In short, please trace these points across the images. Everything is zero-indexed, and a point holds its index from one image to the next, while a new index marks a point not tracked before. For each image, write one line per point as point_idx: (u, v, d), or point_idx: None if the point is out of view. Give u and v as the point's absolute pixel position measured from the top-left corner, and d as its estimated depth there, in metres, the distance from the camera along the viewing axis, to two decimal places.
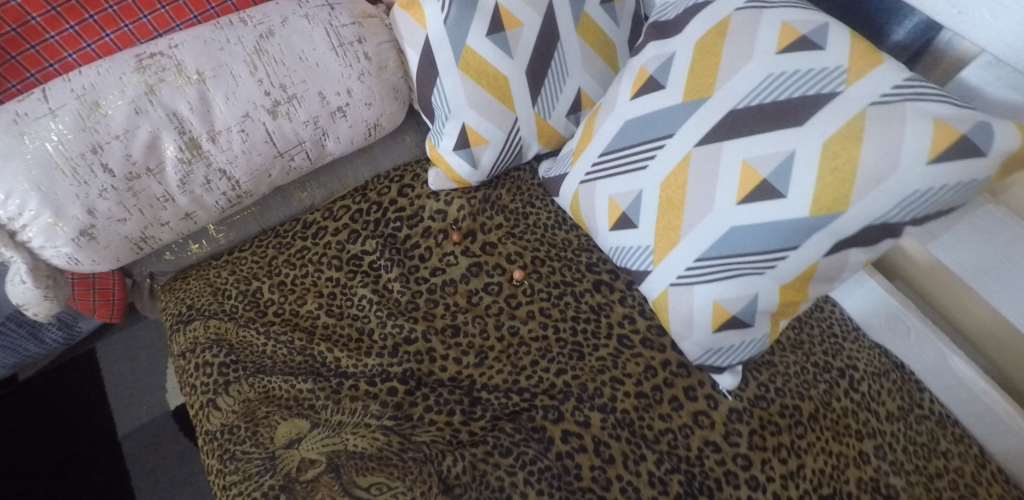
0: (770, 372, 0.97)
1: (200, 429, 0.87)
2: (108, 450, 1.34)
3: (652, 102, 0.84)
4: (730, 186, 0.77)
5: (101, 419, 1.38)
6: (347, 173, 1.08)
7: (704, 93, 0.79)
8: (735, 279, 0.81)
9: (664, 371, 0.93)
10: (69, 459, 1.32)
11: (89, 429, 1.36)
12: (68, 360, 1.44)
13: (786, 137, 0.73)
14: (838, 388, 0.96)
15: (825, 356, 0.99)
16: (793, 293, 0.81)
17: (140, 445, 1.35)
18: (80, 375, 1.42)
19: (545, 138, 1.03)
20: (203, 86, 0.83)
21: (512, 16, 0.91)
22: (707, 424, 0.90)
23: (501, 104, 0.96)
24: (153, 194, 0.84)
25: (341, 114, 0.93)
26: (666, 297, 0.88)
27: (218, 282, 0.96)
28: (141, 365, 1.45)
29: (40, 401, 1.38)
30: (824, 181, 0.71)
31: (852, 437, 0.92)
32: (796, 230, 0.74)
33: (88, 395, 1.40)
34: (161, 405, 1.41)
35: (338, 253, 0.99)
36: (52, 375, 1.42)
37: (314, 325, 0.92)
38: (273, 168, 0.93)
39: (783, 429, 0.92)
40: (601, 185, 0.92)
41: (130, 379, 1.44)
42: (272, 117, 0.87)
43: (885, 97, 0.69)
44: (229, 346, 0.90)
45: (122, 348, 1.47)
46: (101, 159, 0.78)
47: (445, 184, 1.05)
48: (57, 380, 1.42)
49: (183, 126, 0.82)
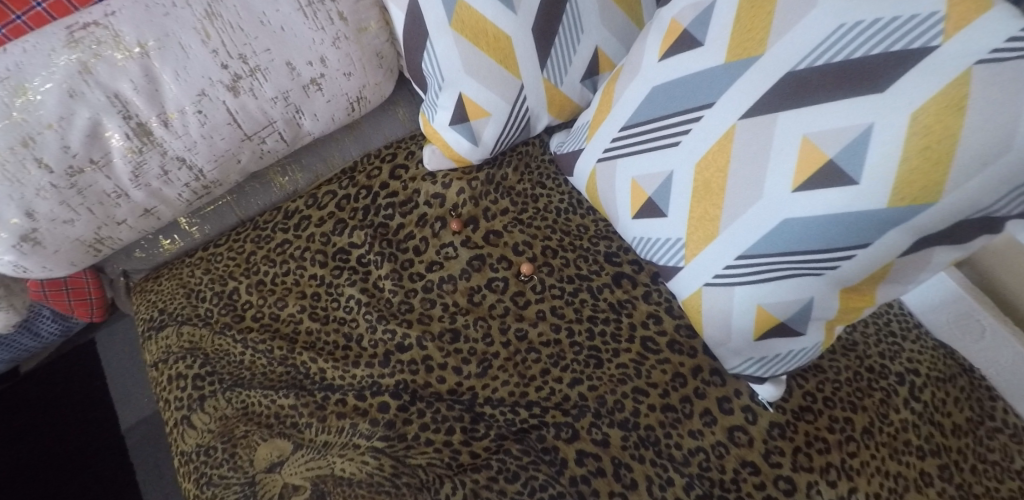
0: (818, 379, 0.84)
1: (176, 450, 0.78)
2: (111, 443, 1.29)
3: (685, 64, 0.68)
4: (784, 170, 0.61)
5: (104, 410, 1.33)
6: (332, 153, 0.96)
7: (752, 51, 0.63)
8: (785, 281, 0.67)
9: (694, 380, 0.81)
10: (72, 454, 1.28)
11: (92, 423, 1.31)
12: (68, 351, 1.39)
13: (860, 107, 0.56)
14: (896, 397, 0.83)
15: (880, 359, 0.86)
16: (857, 298, 0.67)
17: (144, 438, 1.31)
18: (80, 368, 1.37)
19: (556, 108, 0.88)
20: (147, 60, 0.69)
21: None
22: (744, 441, 0.78)
23: (504, 69, 0.81)
24: (102, 190, 0.73)
25: (316, 88, 0.80)
26: (699, 298, 0.75)
27: (192, 283, 0.87)
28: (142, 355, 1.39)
29: (40, 395, 1.33)
30: (910, 163, 0.55)
31: (913, 456, 0.79)
32: (867, 224, 0.59)
33: (89, 389, 1.35)
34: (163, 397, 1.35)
35: (323, 246, 0.88)
36: (52, 367, 1.37)
37: (297, 331, 0.82)
38: (242, 152, 0.81)
39: (832, 446, 0.79)
40: (622, 165, 0.77)
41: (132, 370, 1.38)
42: (233, 95, 0.75)
43: (998, 53, 0.51)
44: (204, 356, 0.81)
45: (122, 339, 1.41)
46: (34, 152, 0.67)
47: (443, 163, 0.92)
48: (57, 373, 1.36)
49: (128, 109, 0.70)
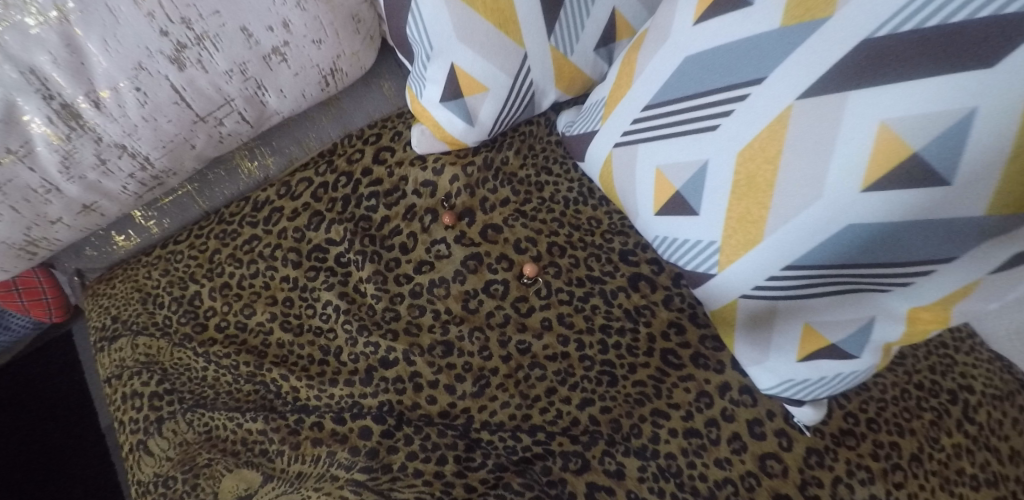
0: (861, 397, 0.74)
1: (132, 478, 0.69)
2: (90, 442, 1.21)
3: (726, 29, 0.55)
4: (851, 164, 0.49)
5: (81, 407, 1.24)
6: (308, 134, 0.84)
7: (815, 14, 0.50)
8: (843, 296, 0.57)
9: (721, 400, 0.70)
10: (51, 450, 1.20)
11: (71, 418, 1.23)
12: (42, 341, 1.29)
13: (960, 86, 0.43)
14: (949, 418, 0.73)
15: (931, 374, 0.75)
16: (928, 320, 0.55)
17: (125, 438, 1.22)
18: (57, 360, 1.27)
19: (565, 82, 0.75)
20: (68, 27, 0.55)
21: None
22: (778, 471, 0.68)
23: (504, 34, 0.68)
24: (26, 185, 0.61)
25: (279, 58, 0.67)
26: (733, 310, 0.64)
27: (150, 286, 0.77)
28: None
29: (15, 387, 1.24)
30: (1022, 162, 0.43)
31: (967, 487, 0.70)
32: (954, 233, 0.48)
33: (67, 382, 1.26)
34: None
35: (297, 243, 0.76)
36: (26, 358, 1.27)
37: (266, 344, 0.72)
38: (195, 136, 0.69)
39: (877, 476, 0.69)
40: (644, 151, 0.64)
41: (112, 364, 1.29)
42: (177, 68, 0.62)
43: None
44: (162, 372, 0.71)
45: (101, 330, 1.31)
46: None
47: (434, 146, 0.79)
48: (32, 365, 1.26)
49: (48, 88, 0.57)
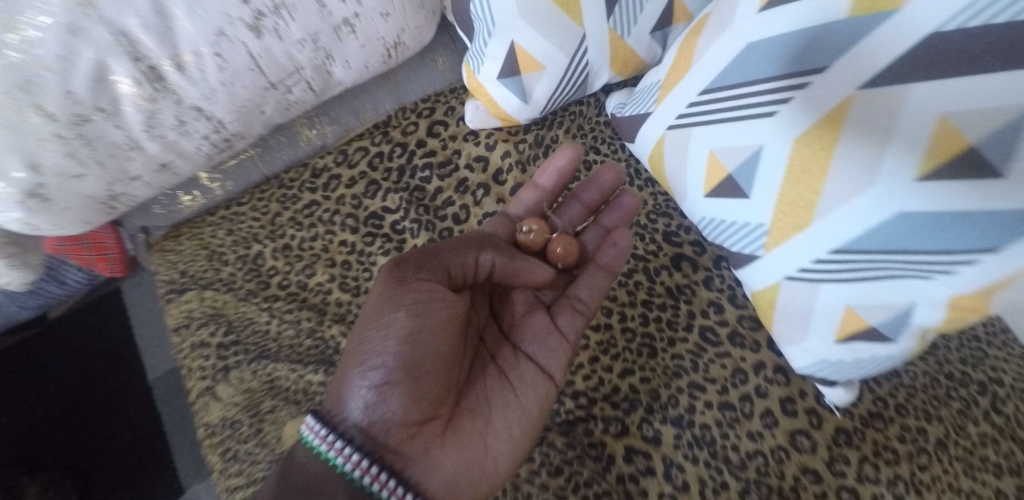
0: (890, 384, 0.76)
1: (199, 422, 0.73)
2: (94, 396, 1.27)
3: (795, 18, 0.57)
4: (907, 154, 0.51)
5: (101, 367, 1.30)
6: (364, 105, 0.86)
7: (887, 5, 0.52)
8: (888, 282, 0.58)
9: (756, 377, 0.73)
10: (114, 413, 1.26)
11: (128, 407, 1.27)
12: (98, 336, 1.33)
13: (1017, 85, 0.46)
14: (976, 408, 0.75)
15: (960, 365, 0.78)
16: (971, 307, 0.56)
17: (179, 417, 1.26)
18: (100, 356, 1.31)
19: (618, 63, 0.78)
20: None
21: (531, 59, 0.73)
22: (807, 447, 0.71)
23: (564, 14, 0.71)
24: (113, 142, 0.65)
25: (349, 29, 0.71)
26: (774, 291, 0.67)
27: (215, 244, 0.81)
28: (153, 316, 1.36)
29: (78, 363, 1.30)
30: None
31: (989, 473, 0.71)
32: (1007, 224, 0.49)
33: (111, 384, 1.28)
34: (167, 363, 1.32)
35: (354, 210, 0.80)
36: (77, 344, 1.32)
37: (326, 302, 0.76)
38: (266, 102, 0.72)
39: (901, 457, 0.71)
40: (699, 133, 0.67)
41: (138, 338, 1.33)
42: (255, 36, 0.65)
43: None
44: (228, 324, 0.76)
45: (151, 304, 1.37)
46: (36, 98, 0.58)
47: (487, 121, 0.82)
48: (82, 359, 1.30)
49: (137, 50, 0.60)
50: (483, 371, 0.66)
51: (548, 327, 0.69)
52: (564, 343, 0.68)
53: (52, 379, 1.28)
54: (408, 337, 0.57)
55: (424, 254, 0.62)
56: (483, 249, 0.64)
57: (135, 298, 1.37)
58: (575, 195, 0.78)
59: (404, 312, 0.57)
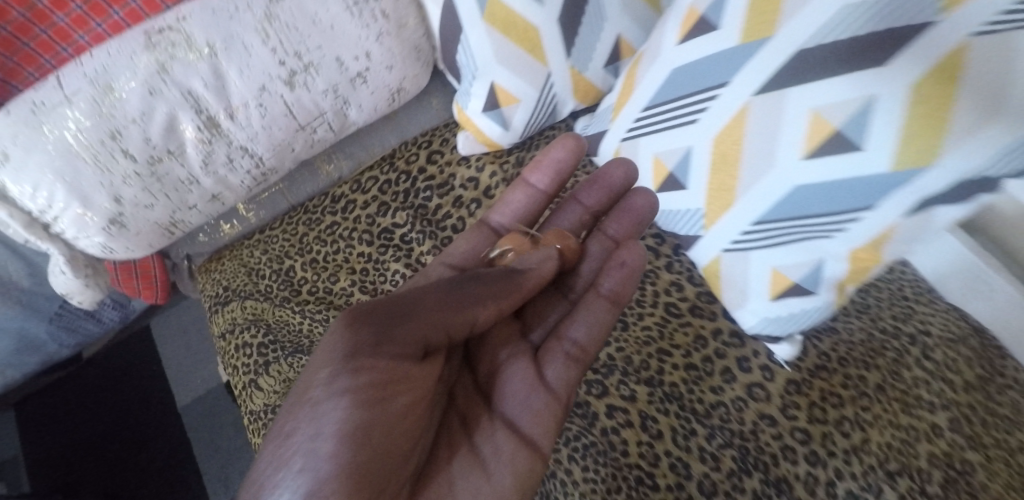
0: (831, 340, 0.90)
1: (246, 410, 0.86)
2: (129, 423, 1.39)
3: (704, 46, 0.74)
4: (794, 140, 0.67)
5: (134, 397, 1.42)
6: (373, 141, 1.03)
7: (765, 32, 0.68)
8: (798, 243, 0.73)
9: (714, 342, 0.87)
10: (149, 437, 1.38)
11: (162, 431, 1.38)
12: (131, 369, 1.46)
13: (862, 81, 0.62)
14: (909, 356, 0.88)
15: (893, 321, 0.92)
16: (866, 258, 0.71)
17: (209, 439, 1.37)
18: (132, 388, 1.43)
19: (581, 93, 0.95)
20: (215, 60, 0.77)
21: (508, 94, 0.91)
22: (762, 396, 0.84)
23: (531, 57, 0.88)
24: (177, 177, 0.82)
25: (361, 80, 0.88)
26: (717, 263, 0.82)
27: (253, 263, 0.97)
28: (183, 347, 1.49)
29: (112, 395, 1.42)
30: (912, 130, 0.60)
31: (923, 409, 0.84)
32: (872, 187, 0.65)
33: (144, 411, 1.40)
34: (197, 388, 1.44)
35: (369, 227, 0.95)
36: (112, 377, 1.45)
37: (348, 302, 0.90)
38: (296, 141, 0.89)
39: (845, 401, 0.84)
40: (645, 142, 0.84)
41: (169, 368, 1.46)
42: (289, 89, 0.83)
43: (994, 25, 0.55)
44: (266, 326, 0.89)
45: (181, 338, 1.50)
46: (121, 144, 0.76)
47: (476, 147, 0.98)
48: (117, 391, 1.43)
49: (199, 104, 0.78)
50: (452, 449, 0.61)
51: (533, 383, 0.65)
52: (548, 395, 0.66)
53: (90, 412, 1.40)
54: (364, 404, 0.52)
55: (390, 311, 0.56)
56: (463, 319, 0.59)
57: (164, 333, 1.51)
58: (577, 197, 0.85)
59: (350, 400, 0.51)
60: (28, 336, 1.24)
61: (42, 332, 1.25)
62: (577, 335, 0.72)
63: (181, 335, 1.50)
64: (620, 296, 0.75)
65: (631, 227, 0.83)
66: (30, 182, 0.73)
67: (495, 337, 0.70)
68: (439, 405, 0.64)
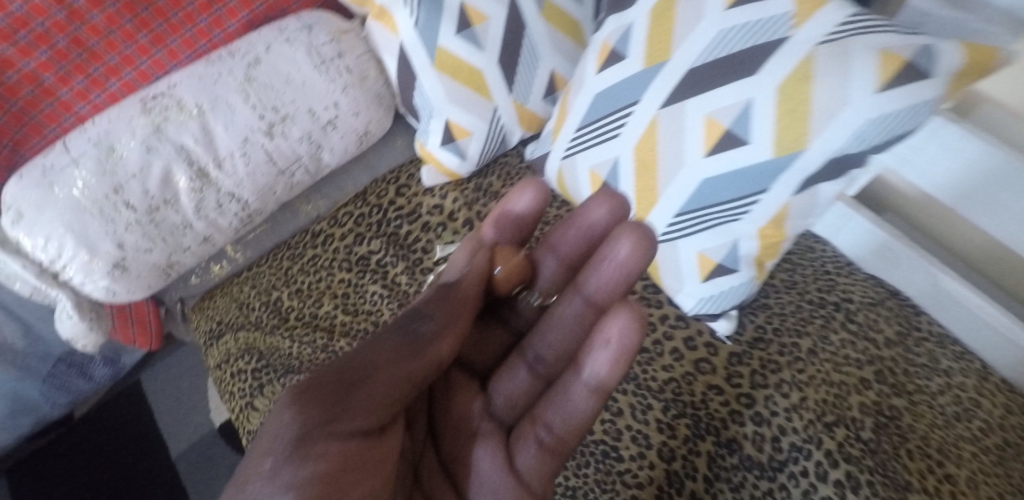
0: (766, 314, 1.02)
1: (244, 431, 0.94)
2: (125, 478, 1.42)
3: (616, 73, 0.88)
4: (695, 142, 0.81)
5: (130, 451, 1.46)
6: (347, 181, 1.15)
7: (662, 57, 0.83)
8: (714, 229, 0.86)
9: (663, 326, 0.99)
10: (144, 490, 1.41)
11: (157, 482, 1.42)
12: (124, 424, 1.50)
13: (740, 88, 0.76)
14: (835, 321, 1.00)
15: (819, 292, 1.04)
16: (771, 234, 0.84)
17: (205, 484, 1.41)
18: (127, 442, 1.47)
19: (527, 122, 1.09)
20: (204, 118, 0.91)
21: (462, 128, 1.04)
22: (709, 369, 0.95)
23: (477, 95, 1.02)
24: (173, 223, 0.92)
25: (332, 127, 1.01)
26: (653, 256, 0.94)
27: (242, 297, 1.06)
28: (174, 398, 1.54)
29: (108, 451, 1.46)
30: (783, 123, 0.74)
31: (852, 366, 0.95)
32: (762, 173, 0.78)
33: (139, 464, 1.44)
34: (190, 436, 1.48)
35: (347, 256, 1.06)
36: (106, 433, 1.48)
37: (333, 323, 1.00)
38: (277, 185, 1.00)
39: (783, 366, 0.95)
40: (580, 158, 0.96)
41: (161, 419, 1.51)
42: (269, 138, 0.95)
43: (832, 35, 0.72)
44: (258, 353, 0.98)
45: (172, 389, 1.55)
46: (123, 197, 0.86)
47: (439, 178, 1.11)
48: (112, 446, 1.47)
49: (191, 158, 0.90)
50: None
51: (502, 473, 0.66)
52: (519, 488, 0.66)
53: (86, 470, 1.44)
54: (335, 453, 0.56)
55: (341, 381, 0.59)
56: (422, 359, 0.62)
57: (155, 385, 1.56)
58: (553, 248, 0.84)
59: (310, 472, 0.54)
60: (22, 397, 1.29)
61: (34, 393, 1.29)
62: (552, 421, 0.68)
63: (172, 384, 1.56)
64: (606, 384, 0.68)
65: (611, 291, 0.76)
66: (43, 234, 0.84)
67: (457, 410, 0.73)
68: (405, 485, 0.66)
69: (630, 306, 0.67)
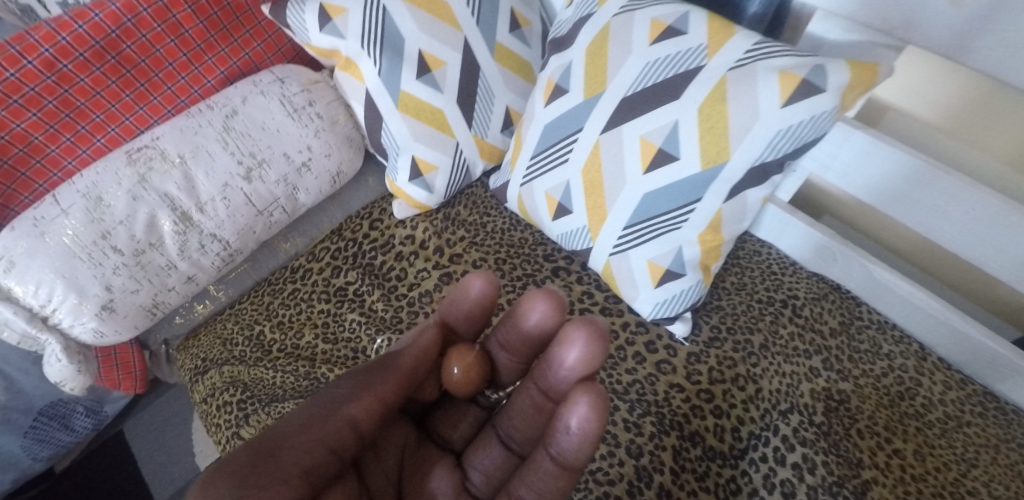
0: (719, 315, 1.10)
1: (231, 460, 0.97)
2: None
3: (561, 105, 0.98)
4: (635, 161, 0.91)
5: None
6: (322, 219, 1.22)
7: (599, 88, 0.93)
8: (659, 238, 0.94)
9: (624, 332, 1.06)
10: None
11: None
12: (108, 475, 1.50)
13: (668, 111, 0.87)
14: (783, 316, 1.09)
15: (766, 291, 1.13)
16: (711, 239, 0.94)
17: None
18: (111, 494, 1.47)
19: (487, 154, 1.18)
20: (186, 167, 0.98)
21: (427, 164, 1.12)
22: (669, 369, 1.02)
23: (441, 133, 1.11)
24: (158, 264, 0.98)
25: (307, 169, 1.09)
26: (608, 267, 1.02)
27: (225, 334, 1.11)
28: (158, 446, 1.54)
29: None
30: (706, 139, 0.85)
31: (801, 357, 1.04)
32: (695, 184, 0.88)
33: None
34: (176, 483, 1.49)
35: (325, 287, 1.12)
36: (89, 486, 1.48)
37: (315, 352, 1.05)
38: (257, 225, 1.07)
39: (737, 361, 1.03)
40: (537, 184, 1.05)
41: (145, 468, 1.51)
42: (247, 182, 1.03)
43: (740, 61, 0.83)
44: (244, 385, 1.02)
45: (155, 437, 1.56)
46: (111, 242, 0.93)
47: (409, 211, 1.18)
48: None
49: (175, 203, 0.97)
50: None
51: None
52: None
53: None
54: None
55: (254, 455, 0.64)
56: (332, 419, 0.68)
57: (137, 435, 1.56)
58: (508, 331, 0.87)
59: None
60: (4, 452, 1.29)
61: (15, 448, 1.30)
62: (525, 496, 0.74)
63: (154, 433, 1.56)
64: (573, 464, 0.72)
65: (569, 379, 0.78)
66: (35, 280, 0.88)
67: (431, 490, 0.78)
68: None
69: (587, 391, 0.71)
